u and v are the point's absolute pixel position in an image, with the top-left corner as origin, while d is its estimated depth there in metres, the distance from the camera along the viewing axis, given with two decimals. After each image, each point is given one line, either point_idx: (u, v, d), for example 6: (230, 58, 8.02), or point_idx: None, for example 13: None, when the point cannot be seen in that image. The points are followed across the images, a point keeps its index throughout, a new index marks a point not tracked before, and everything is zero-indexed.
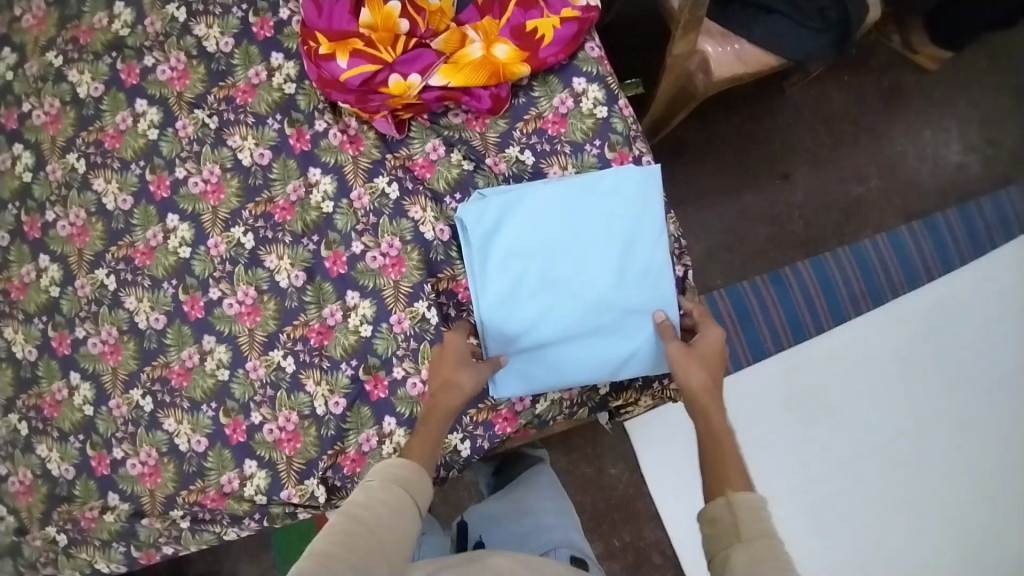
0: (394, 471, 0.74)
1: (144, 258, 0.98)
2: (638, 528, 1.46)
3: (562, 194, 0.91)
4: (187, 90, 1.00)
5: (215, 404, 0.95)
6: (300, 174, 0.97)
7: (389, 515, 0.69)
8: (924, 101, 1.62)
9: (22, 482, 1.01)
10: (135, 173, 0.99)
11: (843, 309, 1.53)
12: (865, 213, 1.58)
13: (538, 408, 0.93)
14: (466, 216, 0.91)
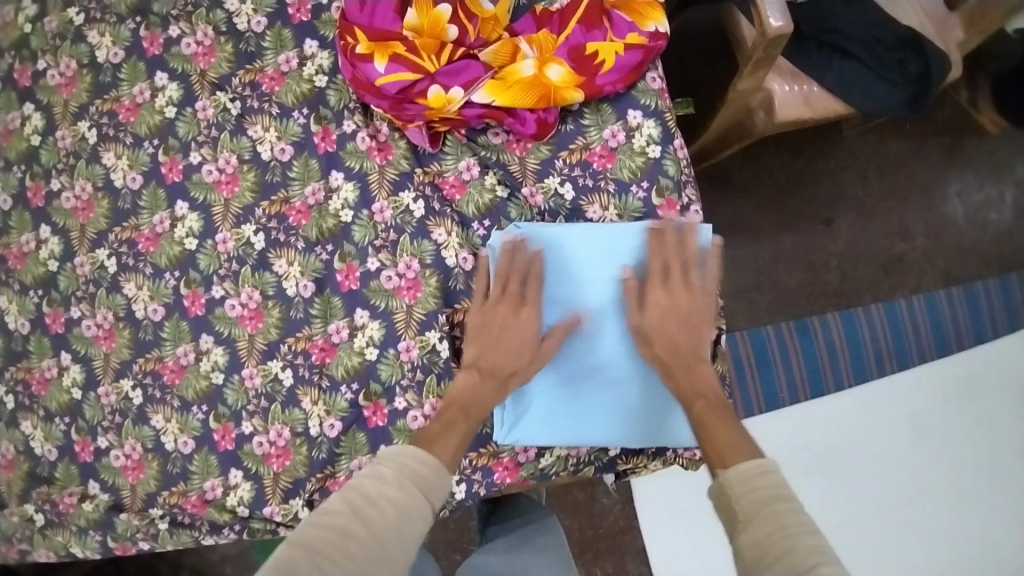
0: (411, 464, 0.72)
1: (147, 243, 0.92)
2: (621, 561, 1.40)
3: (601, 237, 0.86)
4: (211, 69, 0.93)
5: (206, 408, 0.91)
6: (322, 176, 0.90)
7: (392, 514, 0.67)
8: (986, 161, 1.52)
9: (3, 455, 0.98)
10: (147, 152, 0.93)
11: (869, 366, 1.44)
12: (905, 272, 1.49)
13: (541, 462, 0.88)
14: (500, 246, 0.86)
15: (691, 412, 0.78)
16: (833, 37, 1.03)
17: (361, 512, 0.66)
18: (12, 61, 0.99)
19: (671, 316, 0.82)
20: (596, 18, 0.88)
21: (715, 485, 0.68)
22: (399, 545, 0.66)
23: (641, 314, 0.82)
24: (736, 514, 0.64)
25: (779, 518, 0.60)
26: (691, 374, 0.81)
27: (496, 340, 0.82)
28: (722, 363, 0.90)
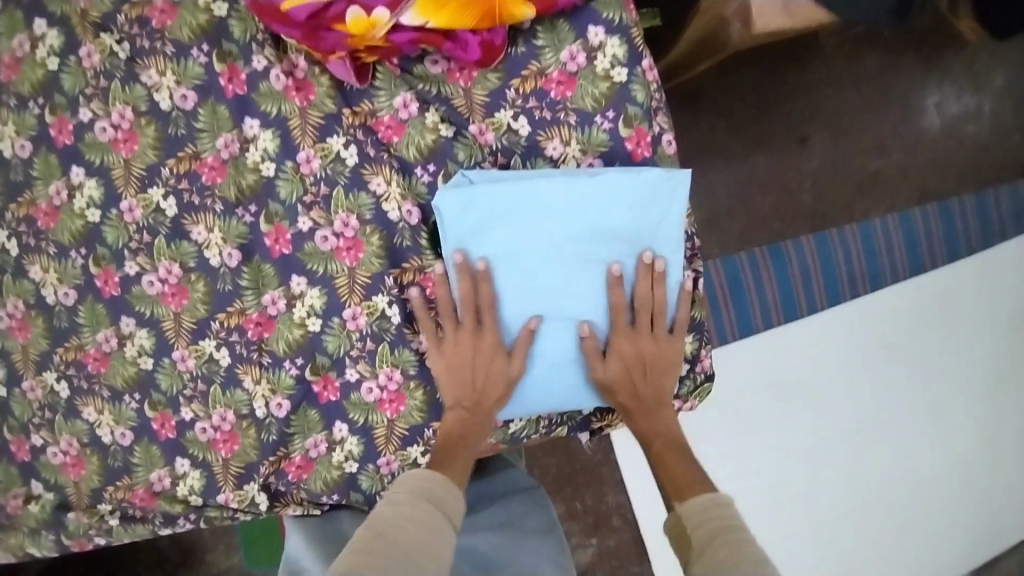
0: (424, 484, 0.70)
1: (47, 219, 0.81)
2: (600, 492, 1.37)
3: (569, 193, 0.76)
4: (92, 6, 0.80)
5: (139, 395, 0.83)
6: (234, 125, 0.78)
7: (417, 533, 0.65)
8: (964, 70, 1.41)
9: None
10: (33, 113, 0.81)
11: (844, 290, 1.31)
12: (880, 191, 1.40)
13: (510, 427, 0.82)
14: (444, 206, 0.75)
15: (648, 451, 0.78)
16: None
17: (389, 536, 0.63)
18: None
19: (635, 366, 0.78)
20: None
21: (671, 519, 0.70)
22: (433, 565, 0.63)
23: (604, 367, 0.78)
24: (691, 544, 0.65)
25: (729, 548, 0.60)
26: (650, 408, 0.79)
27: (466, 371, 0.77)
28: (699, 310, 0.83)
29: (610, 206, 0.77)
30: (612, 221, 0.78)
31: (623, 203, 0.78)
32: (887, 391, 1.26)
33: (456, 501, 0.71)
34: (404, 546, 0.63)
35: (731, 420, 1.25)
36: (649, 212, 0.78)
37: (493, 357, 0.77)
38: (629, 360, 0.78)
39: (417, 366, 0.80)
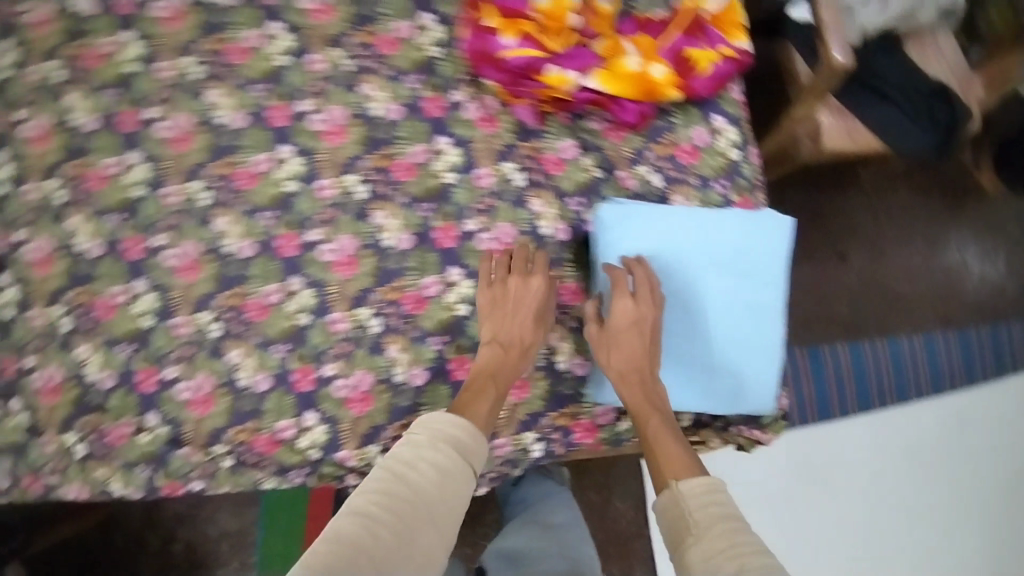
0: (447, 440, 0.77)
1: (245, 181, 0.94)
2: (629, 565, 1.44)
3: (698, 214, 0.85)
4: (327, 25, 0.96)
5: (289, 346, 0.92)
6: (428, 139, 0.94)
7: (437, 481, 0.74)
8: (984, 213, 1.65)
9: (48, 380, 0.95)
10: (254, 94, 0.95)
11: (870, 399, 1.54)
12: (904, 311, 1.61)
13: (619, 426, 0.91)
14: (605, 215, 0.85)
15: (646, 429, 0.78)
16: (873, 77, 1.11)
17: (410, 485, 0.73)
18: None
19: (641, 326, 0.81)
20: (696, 28, 0.94)
21: (664, 498, 0.71)
22: (450, 509, 0.74)
23: (607, 324, 0.81)
24: (685, 524, 0.67)
25: (730, 537, 0.64)
26: (652, 394, 0.80)
27: (506, 311, 0.87)
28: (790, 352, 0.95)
29: (727, 232, 0.85)
30: (728, 239, 0.85)
31: (742, 234, 0.85)
32: (895, 479, 1.44)
33: (478, 445, 0.79)
34: (420, 495, 0.72)
35: (755, 487, 1.45)
36: (761, 242, 0.85)
37: (525, 305, 0.87)
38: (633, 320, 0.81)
39: (544, 359, 0.91)
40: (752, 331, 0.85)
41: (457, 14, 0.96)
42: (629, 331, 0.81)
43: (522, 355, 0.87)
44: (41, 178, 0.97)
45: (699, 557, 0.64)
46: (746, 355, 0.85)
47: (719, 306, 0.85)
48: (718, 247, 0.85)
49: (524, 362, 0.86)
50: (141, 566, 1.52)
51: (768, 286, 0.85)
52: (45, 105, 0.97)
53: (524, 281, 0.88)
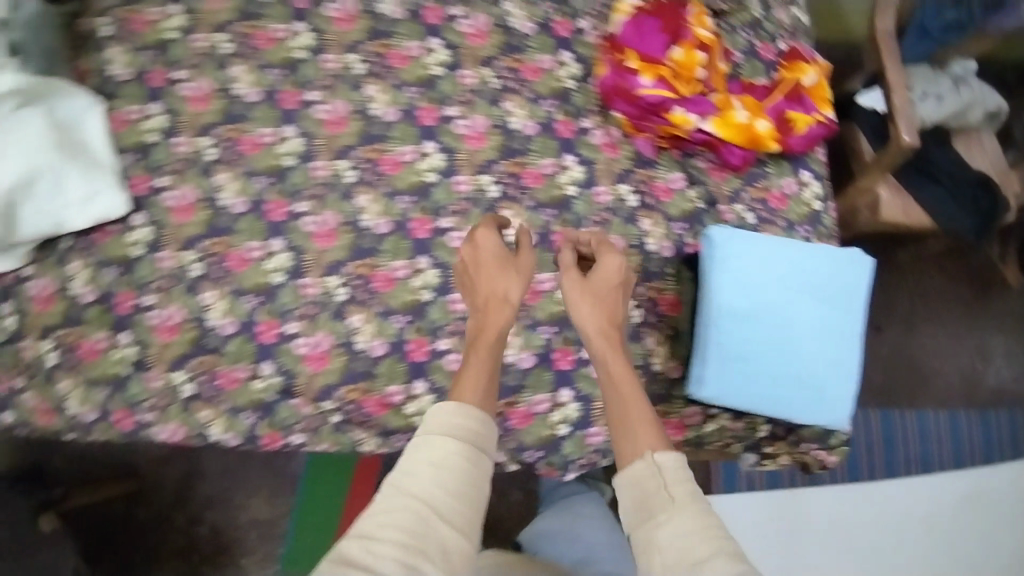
0: (438, 435, 0.70)
1: (391, 167, 1.05)
2: None
3: (796, 245, 0.97)
4: (480, 47, 1.10)
5: (409, 318, 1.01)
6: (557, 155, 1.07)
7: (436, 480, 0.67)
8: (1008, 303, 1.71)
9: (166, 318, 1.01)
10: (408, 95, 1.07)
11: (897, 467, 1.57)
12: (930, 388, 1.64)
13: (705, 428, 1.00)
14: (718, 235, 0.96)
15: (614, 398, 0.79)
16: (925, 162, 1.29)
17: (406, 495, 0.66)
18: None
19: (605, 300, 0.87)
20: (797, 95, 1.10)
21: (631, 470, 0.71)
22: (461, 502, 0.68)
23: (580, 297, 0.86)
24: (655, 502, 0.68)
25: (703, 521, 0.64)
26: (617, 352, 0.83)
27: (488, 273, 0.88)
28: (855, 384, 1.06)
29: (819, 263, 0.97)
30: (821, 269, 0.97)
31: (832, 267, 0.98)
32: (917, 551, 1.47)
33: (481, 426, 0.73)
34: (421, 501, 0.66)
35: (783, 544, 1.44)
36: (848, 276, 0.98)
37: (489, 263, 0.89)
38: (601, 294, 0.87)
39: (642, 360, 1.00)
40: (833, 350, 0.97)
41: (593, 55, 1.11)
42: (610, 280, 0.90)
43: (510, 307, 0.86)
44: (194, 135, 1.06)
45: (670, 533, 0.65)
46: (828, 370, 0.97)
47: (806, 328, 0.96)
48: (812, 274, 0.97)
49: (509, 316, 0.85)
50: (164, 539, 1.52)
51: (849, 314, 0.98)
52: (213, 75, 1.08)
53: (477, 242, 0.91)
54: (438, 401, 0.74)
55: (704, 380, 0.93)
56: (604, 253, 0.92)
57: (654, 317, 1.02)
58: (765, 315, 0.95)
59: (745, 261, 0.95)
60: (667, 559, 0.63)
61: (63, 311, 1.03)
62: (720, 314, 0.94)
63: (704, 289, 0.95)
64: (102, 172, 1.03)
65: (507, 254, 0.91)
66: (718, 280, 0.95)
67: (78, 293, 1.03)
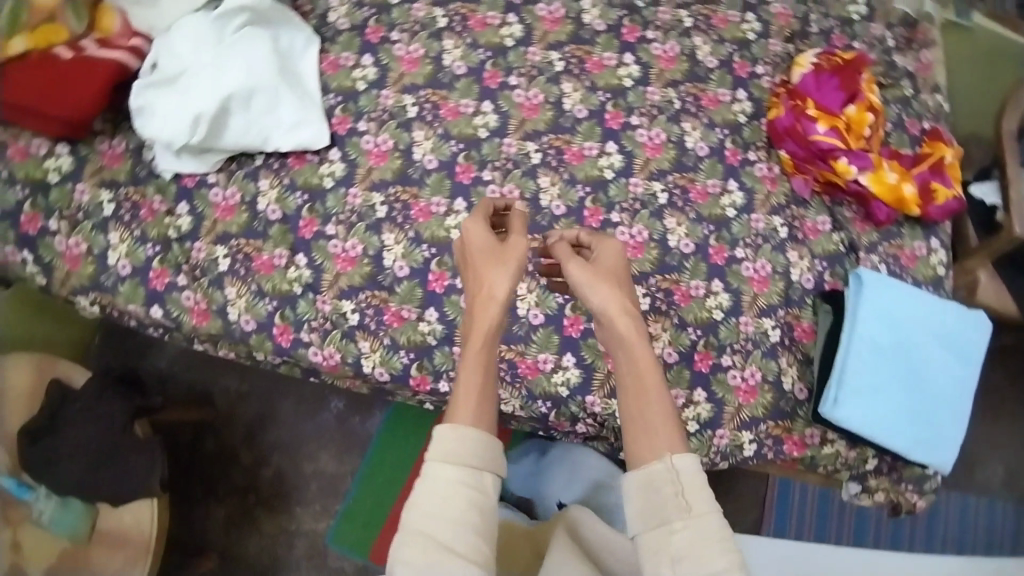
0: (438, 466, 0.72)
1: (572, 158, 1.13)
2: None
3: (931, 298, 1.08)
4: (668, 71, 1.20)
5: (569, 296, 1.08)
6: (722, 178, 1.16)
7: (444, 512, 0.70)
8: None
9: (346, 249, 1.06)
10: (598, 98, 1.17)
11: (936, 543, 1.54)
12: (990, 475, 1.59)
13: (820, 450, 1.07)
14: (866, 275, 1.07)
15: (631, 405, 0.76)
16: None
17: (417, 529, 0.70)
18: None
19: (619, 282, 0.82)
20: (939, 170, 1.20)
21: (639, 480, 0.72)
22: (469, 530, 0.70)
23: (591, 290, 0.80)
24: (671, 512, 0.70)
25: (714, 536, 0.68)
26: (641, 338, 0.77)
27: (478, 261, 0.82)
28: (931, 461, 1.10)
29: (950, 318, 1.07)
30: (950, 323, 1.07)
31: (960, 324, 1.07)
32: None
33: (487, 451, 0.74)
34: (433, 534, 0.69)
35: None
36: (972, 335, 1.08)
37: (477, 257, 0.82)
38: (614, 276, 0.81)
39: (774, 376, 1.08)
40: (953, 398, 1.06)
41: (765, 97, 1.22)
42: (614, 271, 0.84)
43: (496, 305, 0.79)
44: (399, 92, 1.14)
45: (685, 543, 0.68)
46: (949, 417, 1.06)
47: (932, 375, 1.06)
48: (941, 325, 1.07)
49: (499, 313, 0.79)
50: (227, 475, 1.53)
51: (968, 368, 1.08)
52: (426, 42, 1.16)
53: (466, 235, 0.84)
54: (436, 427, 0.75)
55: (838, 402, 1.02)
56: (600, 244, 0.87)
57: (788, 339, 1.10)
58: (896, 353, 1.06)
59: (887, 301, 1.06)
60: (680, 566, 0.68)
61: (242, 223, 1.07)
62: (857, 344, 1.05)
63: (845, 329, 1.06)
64: (310, 103, 1.09)
65: (497, 245, 0.84)
66: (861, 313, 1.05)
67: (263, 210, 1.08)
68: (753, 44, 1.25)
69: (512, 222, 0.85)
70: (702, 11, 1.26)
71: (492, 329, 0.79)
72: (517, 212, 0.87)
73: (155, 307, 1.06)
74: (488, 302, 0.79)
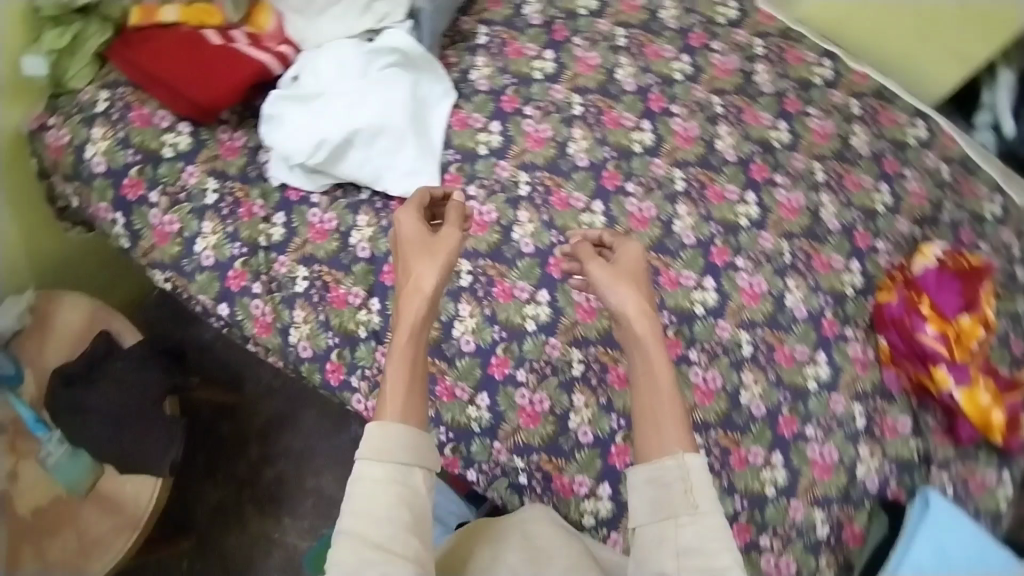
0: (367, 465, 0.79)
1: (667, 282, 1.11)
2: None
3: (999, 552, 1.00)
4: (787, 220, 1.16)
5: (623, 423, 1.02)
6: (812, 347, 1.12)
7: (372, 509, 0.78)
8: None
9: None
10: (710, 229, 1.14)
11: None
12: None
13: None
14: (932, 503, 1.03)
15: (640, 399, 0.87)
16: None
17: (349, 529, 0.78)
18: (655, 85, 1.20)
19: (636, 279, 0.93)
20: None
21: (649, 471, 0.82)
22: (400, 527, 0.78)
23: (612, 287, 0.92)
24: (677, 508, 0.80)
25: (715, 532, 0.79)
26: (653, 332, 0.89)
27: (411, 254, 0.91)
28: None
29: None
30: None
31: None
32: None
33: (408, 452, 0.81)
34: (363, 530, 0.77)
35: None
36: None
37: (410, 250, 0.91)
38: (633, 274, 0.93)
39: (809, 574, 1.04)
40: None
41: (879, 275, 1.16)
42: (634, 271, 0.95)
43: (421, 297, 0.87)
44: (517, 167, 1.14)
45: (692, 535, 0.79)
46: None
47: None
48: None
49: (426, 304, 0.87)
50: (230, 466, 1.51)
51: None
52: (556, 126, 1.17)
53: (399, 228, 0.93)
54: (366, 427, 0.82)
55: None
56: (620, 246, 0.99)
57: (834, 537, 1.05)
58: None
59: (948, 539, 1.00)
60: (684, 557, 0.78)
61: (330, 251, 1.07)
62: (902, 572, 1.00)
63: (895, 552, 1.02)
64: (429, 158, 1.09)
65: (429, 240, 0.92)
66: (917, 543, 1.00)
67: (354, 244, 1.07)
68: (880, 217, 1.20)
69: (447, 217, 0.95)
70: (838, 168, 1.21)
71: (421, 319, 0.87)
72: (452, 204, 0.97)
73: (223, 305, 1.06)
74: (415, 294, 0.88)
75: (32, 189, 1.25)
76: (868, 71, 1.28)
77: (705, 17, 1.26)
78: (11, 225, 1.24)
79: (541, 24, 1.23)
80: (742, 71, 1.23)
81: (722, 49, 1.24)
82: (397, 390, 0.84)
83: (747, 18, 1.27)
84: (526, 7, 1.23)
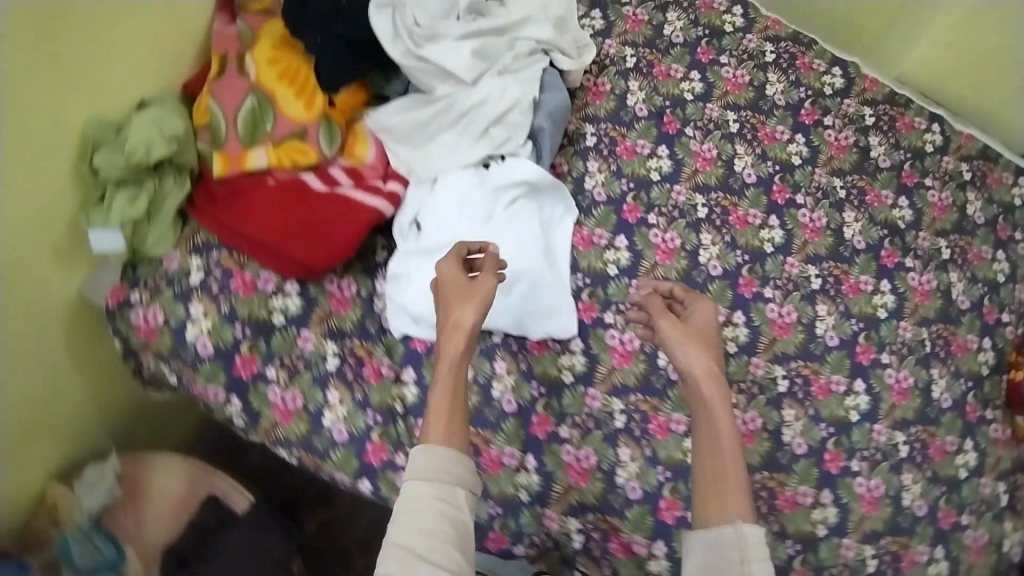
0: (410, 483, 0.73)
1: (819, 391, 1.07)
2: None
3: None
4: (923, 306, 1.12)
5: (799, 547, 1.02)
6: (959, 435, 1.08)
7: (417, 525, 0.70)
8: None
9: (581, 458, 0.99)
10: (851, 326, 1.10)
11: None
12: None
13: None
14: None
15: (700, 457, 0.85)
16: None
17: (395, 542, 0.70)
18: (776, 173, 1.14)
19: (705, 335, 0.93)
20: None
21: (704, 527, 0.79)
22: (440, 541, 0.69)
23: (680, 350, 0.92)
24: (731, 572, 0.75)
25: None
26: (721, 398, 0.88)
27: (452, 295, 0.85)
28: None
29: None
30: None
31: None
32: None
33: (452, 466, 0.74)
34: (402, 544, 0.69)
35: None
36: None
37: (449, 288, 0.86)
38: (703, 330, 0.94)
39: None
40: None
41: (1008, 349, 1.13)
42: (704, 330, 0.95)
43: (461, 336, 0.81)
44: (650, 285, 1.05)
45: None
46: None
47: None
48: None
49: (467, 342, 0.81)
50: None
51: None
52: (684, 232, 1.09)
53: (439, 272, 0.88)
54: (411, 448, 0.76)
55: None
56: (693, 301, 0.99)
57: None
58: None
59: None
60: None
61: (471, 407, 0.99)
62: None
63: None
64: (564, 289, 1.01)
65: (468, 283, 0.87)
66: None
67: (498, 398, 1.00)
68: (1002, 287, 1.16)
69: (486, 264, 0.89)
70: (960, 242, 1.16)
71: (461, 358, 0.81)
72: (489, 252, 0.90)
73: (364, 480, 0.95)
74: (455, 331, 0.82)
75: (98, 345, 1.06)
76: (973, 130, 1.23)
77: (812, 89, 1.20)
78: (72, 385, 1.05)
79: (648, 115, 1.15)
80: (858, 148, 1.18)
81: (835, 125, 1.19)
82: (440, 415, 0.77)
83: (854, 85, 1.22)
84: (630, 96, 1.15)
